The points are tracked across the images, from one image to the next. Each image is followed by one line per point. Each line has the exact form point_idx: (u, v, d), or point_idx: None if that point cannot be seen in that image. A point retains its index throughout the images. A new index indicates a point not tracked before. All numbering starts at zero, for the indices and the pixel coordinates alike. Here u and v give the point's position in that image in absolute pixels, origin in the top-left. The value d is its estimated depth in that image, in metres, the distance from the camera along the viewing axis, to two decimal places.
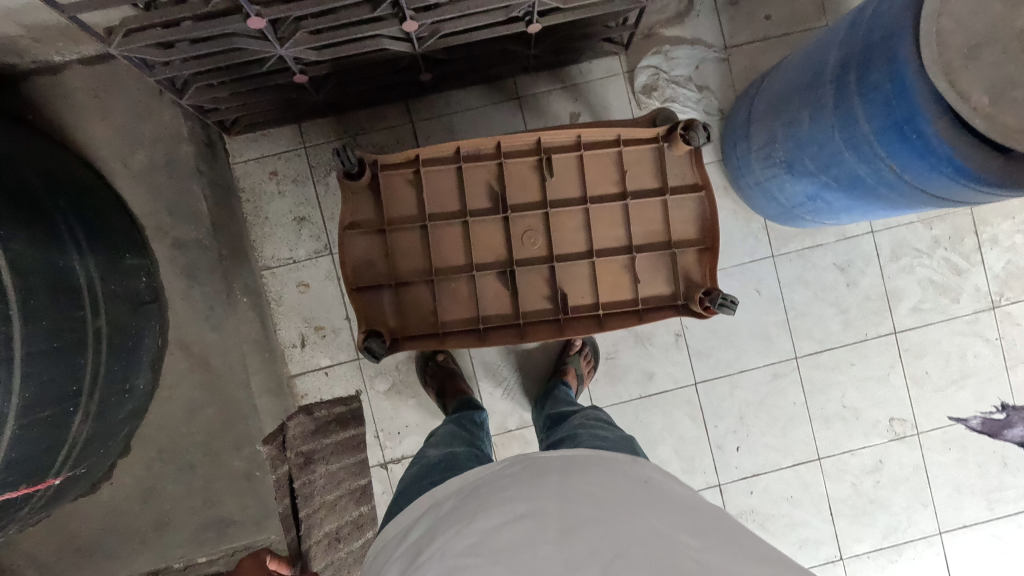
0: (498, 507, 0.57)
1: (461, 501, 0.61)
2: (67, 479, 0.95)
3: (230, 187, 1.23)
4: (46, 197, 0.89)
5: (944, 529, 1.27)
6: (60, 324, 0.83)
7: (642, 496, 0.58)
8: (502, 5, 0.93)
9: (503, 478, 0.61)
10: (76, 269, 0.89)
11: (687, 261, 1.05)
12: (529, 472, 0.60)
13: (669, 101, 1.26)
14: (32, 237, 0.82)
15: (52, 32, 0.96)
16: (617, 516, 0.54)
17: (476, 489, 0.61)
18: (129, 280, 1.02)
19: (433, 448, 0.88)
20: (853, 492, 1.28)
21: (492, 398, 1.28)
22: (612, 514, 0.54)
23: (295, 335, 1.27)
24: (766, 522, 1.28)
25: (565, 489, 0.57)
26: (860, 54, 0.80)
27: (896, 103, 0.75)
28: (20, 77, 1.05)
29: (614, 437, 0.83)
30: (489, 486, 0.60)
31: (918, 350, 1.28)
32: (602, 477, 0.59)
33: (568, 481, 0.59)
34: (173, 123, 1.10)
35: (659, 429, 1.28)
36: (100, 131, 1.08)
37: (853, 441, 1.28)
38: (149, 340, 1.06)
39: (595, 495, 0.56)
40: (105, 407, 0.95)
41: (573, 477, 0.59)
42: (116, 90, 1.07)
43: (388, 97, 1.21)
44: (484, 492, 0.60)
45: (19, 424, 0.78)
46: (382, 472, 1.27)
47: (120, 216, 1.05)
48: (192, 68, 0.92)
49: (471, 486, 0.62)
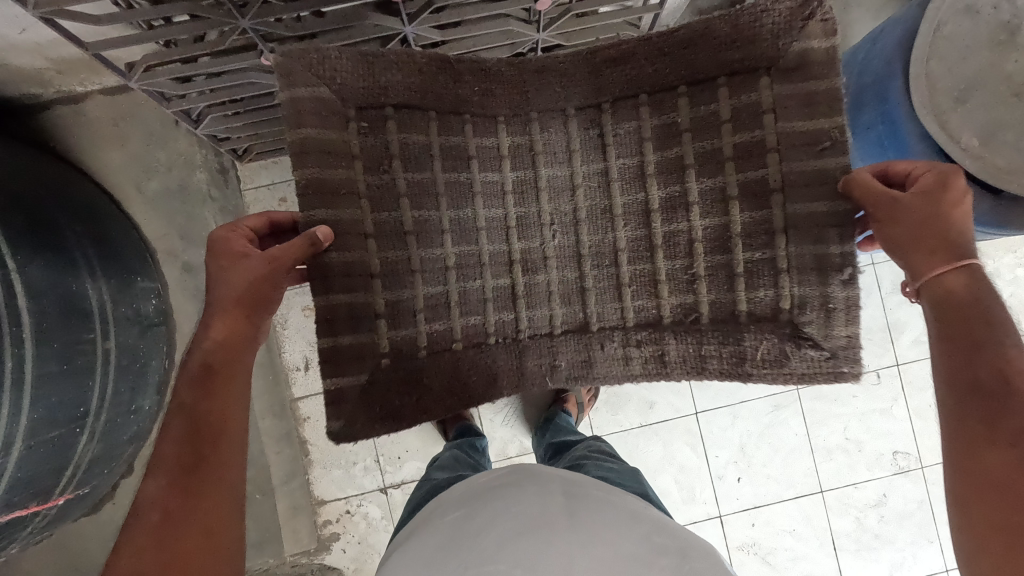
0: (503, 520, 0.57)
1: (461, 512, 0.61)
2: (69, 500, 0.97)
3: (240, 213, 1.25)
4: (64, 223, 0.92)
5: (950, 566, 1.25)
6: (71, 345, 0.85)
7: (647, 518, 0.59)
8: (507, 42, 0.97)
9: (508, 492, 0.61)
10: (88, 292, 0.91)
11: None
12: (534, 489, 0.61)
13: None
14: (49, 261, 0.85)
15: (76, 64, 1.01)
16: (624, 534, 0.56)
17: (481, 502, 0.61)
18: (139, 303, 1.04)
19: (438, 471, 0.89)
20: (857, 526, 1.26)
21: (493, 424, 1.28)
22: (618, 535, 0.56)
23: (298, 358, 1.28)
24: (768, 555, 1.26)
25: (569, 507, 0.58)
26: (852, 96, 0.82)
27: (888, 143, 0.77)
28: (43, 106, 1.09)
29: (620, 468, 0.84)
30: (494, 497, 0.61)
31: (921, 383, 1.27)
32: (607, 499, 0.61)
33: (575, 500, 0.59)
34: (188, 151, 1.14)
35: (659, 458, 1.28)
36: (118, 159, 1.12)
37: (856, 474, 1.27)
38: (157, 360, 1.08)
39: (603, 516, 0.58)
40: (111, 428, 0.97)
41: (580, 497, 0.60)
42: (135, 119, 1.12)
43: None
44: (490, 505, 0.60)
45: (27, 444, 0.79)
46: (382, 497, 1.27)
47: (133, 239, 1.09)
48: (208, 100, 0.95)
49: (471, 498, 0.62)
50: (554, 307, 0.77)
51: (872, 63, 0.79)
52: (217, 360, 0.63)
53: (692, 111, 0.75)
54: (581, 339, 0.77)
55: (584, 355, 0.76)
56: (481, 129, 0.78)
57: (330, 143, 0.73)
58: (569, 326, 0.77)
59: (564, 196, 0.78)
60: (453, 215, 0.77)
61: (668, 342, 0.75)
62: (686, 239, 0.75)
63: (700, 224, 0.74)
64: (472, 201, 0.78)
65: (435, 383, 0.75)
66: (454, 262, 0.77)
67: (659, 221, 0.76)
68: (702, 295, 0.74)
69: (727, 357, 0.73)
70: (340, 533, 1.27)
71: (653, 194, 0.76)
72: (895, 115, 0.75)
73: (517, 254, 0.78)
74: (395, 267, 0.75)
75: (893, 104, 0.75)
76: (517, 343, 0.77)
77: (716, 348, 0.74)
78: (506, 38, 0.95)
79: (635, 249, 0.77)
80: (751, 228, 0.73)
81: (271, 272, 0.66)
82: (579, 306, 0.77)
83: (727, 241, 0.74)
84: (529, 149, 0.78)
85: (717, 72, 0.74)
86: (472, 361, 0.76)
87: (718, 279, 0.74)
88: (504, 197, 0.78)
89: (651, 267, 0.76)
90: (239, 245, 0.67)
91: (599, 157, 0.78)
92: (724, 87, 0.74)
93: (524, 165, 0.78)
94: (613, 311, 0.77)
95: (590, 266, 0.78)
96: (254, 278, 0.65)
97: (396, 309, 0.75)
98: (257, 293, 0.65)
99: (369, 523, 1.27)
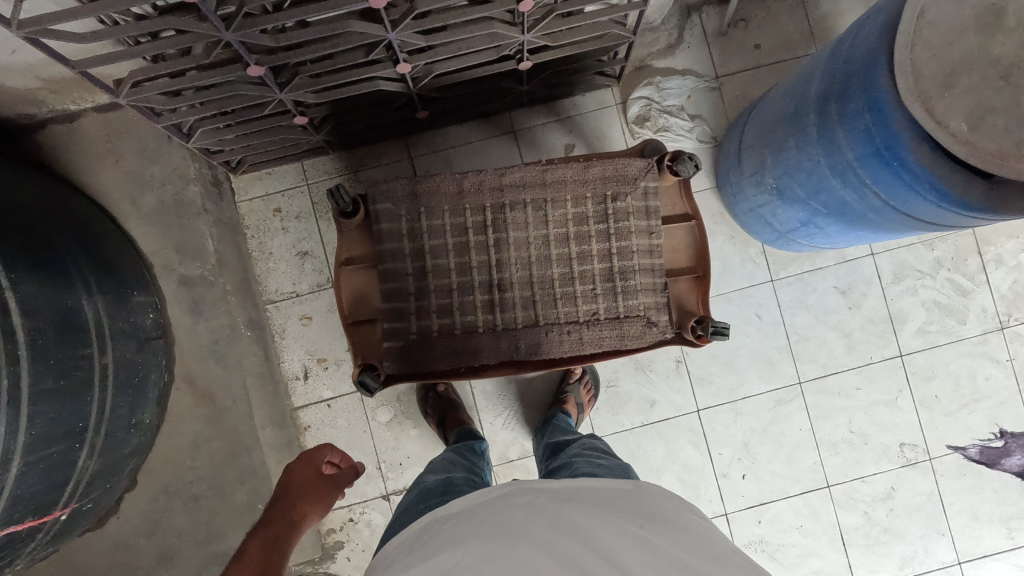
0: (507, 529, 0.56)
1: (460, 528, 0.59)
2: (72, 515, 0.97)
3: (235, 225, 1.25)
4: (58, 241, 0.93)
5: (964, 559, 1.24)
6: (68, 361, 0.86)
7: (636, 520, 0.59)
8: (492, 45, 0.97)
9: (509, 508, 0.60)
10: (84, 308, 0.92)
11: (680, 289, 0.99)
12: (534, 503, 0.60)
13: (662, 131, 1.28)
14: (43, 279, 0.85)
15: (67, 83, 1.02)
16: (610, 538, 0.56)
17: (481, 521, 0.59)
18: (136, 317, 1.05)
19: (433, 473, 0.89)
20: (865, 521, 1.25)
21: (493, 427, 1.28)
22: (621, 537, 0.56)
23: (297, 367, 1.28)
24: (776, 552, 1.25)
25: (555, 519, 0.57)
26: (839, 84, 0.81)
27: (875, 131, 0.76)
28: (38, 126, 1.11)
29: (612, 465, 0.83)
30: (495, 516, 0.59)
31: (926, 373, 1.26)
32: (596, 508, 0.60)
33: (561, 512, 0.59)
34: (181, 164, 1.14)
35: (662, 457, 1.27)
36: (113, 175, 1.13)
37: (863, 467, 1.25)
38: (156, 374, 1.09)
39: (592, 524, 0.57)
40: (111, 443, 0.97)
41: (568, 507, 0.59)
42: (129, 136, 1.13)
43: (387, 134, 1.24)
44: (491, 523, 0.58)
45: (24, 461, 0.79)
46: (384, 504, 1.27)
47: (129, 254, 1.10)
48: (198, 113, 0.96)
49: (461, 515, 0.62)
50: (517, 309, 0.93)
51: (858, 50, 0.78)
52: (257, 559, 0.77)
53: (600, 206, 0.95)
54: (534, 331, 0.92)
55: (535, 341, 0.92)
56: (455, 206, 0.94)
57: (354, 249, 0.98)
58: (526, 322, 0.93)
59: (522, 247, 0.94)
60: (444, 256, 0.94)
61: (605, 333, 0.93)
62: (592, 273, 0.94)
63: (599, 266, 0.94)
64: (459, 245, 0.94)
65: (440, 354, 0.91)
66: (454, 286, 0.93)
67: (601, 253, 0.95)
68: (600, 304, 0.94)
69: (610, 340, 0.93)
70: (344, 542, 1.27)
71: (573, 247, 0.94)
72: (880, 103, 0.74)
73: (495, 277, 0.93)
74: (401, 288, 0.93)
75: (880, 94, 0.74)
76: (501, 331, 0.92)
77: (638, 331, 0.93)
78: (491, 41, 0.95)
79: (563, 281, 0.94)
80: (654, 248, 0.96)
81: (323, 491, 0.88)
82: (535, 309, 0.93)
83: (652, 265, 0.95)
84: (504, 220, 0.94)
85: (638, 175, 0.95)
86: (464, 345, 0.92)
87: (608, 294, 0.94)
88: (485, 248, 0.94)
89: (572, 289, 0.94)
90: (307, 467, 0.90)
91: (544, 227, 0.94)
92: (643, 185, 0.95)
93: (498, 231, 0.94)
94: (569, 311, 0.93)
95: (538, 287, 0.94)
96: (312, 492, 0.87)
97: (409, 313, 0.93)
98: (308, 504, 0.86)
99: (372, 530, 1.27)
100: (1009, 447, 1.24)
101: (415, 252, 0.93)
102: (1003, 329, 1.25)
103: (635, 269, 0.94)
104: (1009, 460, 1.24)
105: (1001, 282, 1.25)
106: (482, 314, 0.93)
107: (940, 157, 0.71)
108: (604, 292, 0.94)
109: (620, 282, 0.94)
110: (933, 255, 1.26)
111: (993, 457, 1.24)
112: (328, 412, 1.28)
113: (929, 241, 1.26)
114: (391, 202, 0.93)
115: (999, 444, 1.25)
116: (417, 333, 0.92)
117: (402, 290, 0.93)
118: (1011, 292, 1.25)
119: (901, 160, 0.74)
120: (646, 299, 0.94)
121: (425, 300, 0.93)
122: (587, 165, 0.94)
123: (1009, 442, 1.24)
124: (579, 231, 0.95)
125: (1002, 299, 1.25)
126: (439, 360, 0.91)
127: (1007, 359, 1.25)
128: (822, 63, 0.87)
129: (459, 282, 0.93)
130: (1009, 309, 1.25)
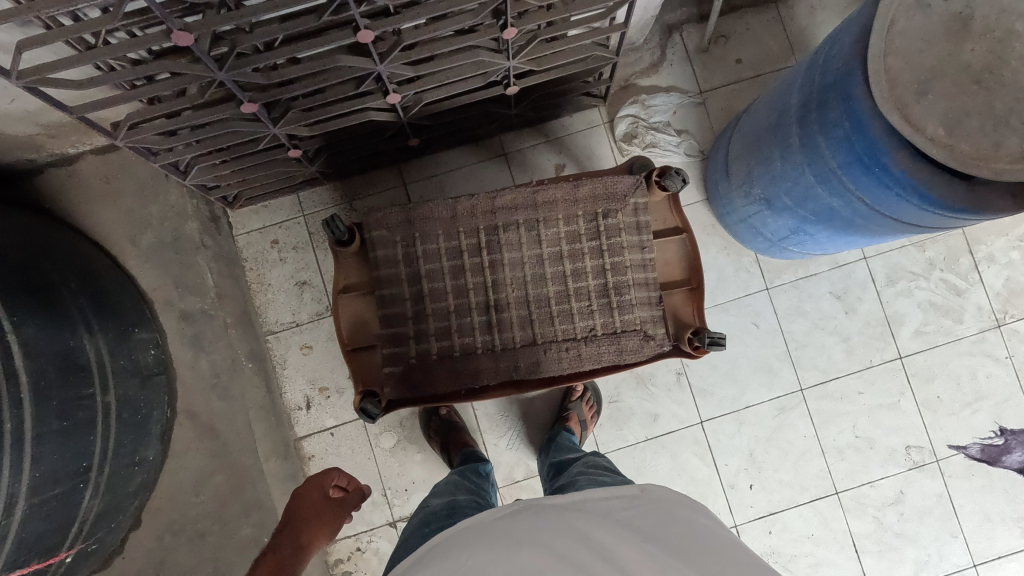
0: (513, 542, 0.56)
1: (467, 543, 0.59)
2: (77, 557, 0.96)
3: (232, 258, 1.27)
4: (59, 282, 0.94)
5: (978, 561, 1.22)
6: (70, 402, 0.86)
7: (641, 529, 0.58)
8: (479, 72, 0.99)
9: (517, 523, 0.59)
10: (86, 348, 0.93)
11: (676, 302, 1.00)
12: (543, 517, 0.60)
13: (650, 147, 1.30)
14: (44, 321, 0.86)
15: (66, 127, 1.04)
16: (612, 543, 0.56)
17: (489, 536, 0.58)
18: (138, 354, 1.05)
19: (435, 498, 0.89)
20: (876, 526, 1.24)
21: (497, 449, 1.28)
22: (629, 545, 0.55)
23: (299, 397, 1.28)
24: (789, 563, 1.24)
25: (558, 527, 0.58)
26: (818, 95, 0.83)
27: (855, 138, 0.78)
28: (38, 170, 1.13)
29: (615, 481, 0.83)
30: (501, 530, 0.59)
31: (927, 375, 1.26)
32: (601, 517, 0.60)
33: (566, 520, 0.59)
34: (179, 201, 1.16)
35: (668, 471, 1.26)
36: (112, 215, 1.15)
37: (870, 472, 1.25)
38: (159, 411, 1.09)
39: (597, 532, 0.57)
40: (116, 481, 0.97)
41: (573, 517, 0.60)
42: (128, 176, 1.15)
43: (380, 163, 1.26)
44: (498, 537, 0.57)
45: (29, 504, 0.79)
46: (391, 531, 1.26)
47: (130, 293, 1.11)
48: (195, 151, 0.98)
49: (469, 527, 0.62)
50: (515, 330, 0.94)
51: (833, 62, 0.80)
52: None
53: (591, 224, 0.97)
54: (532, 349, 0.93)
55: (534, 359, 0.93)
56: (449, 231, 0.96)
57: (352, 277, 0.99)
58: (524, 341, 0.94)
59: (517, 267, 0.95)
60: (442, 280, 0.95)
61: (602, 348, 0.93)
62: (587, 290, 0.95)
63: (593, 282, 0.95)
64: (453, 269, 0.95)
65: (441, 376, 0.92)
66: (452, 308, 0.94)
67: (596, 272, 0.96)
68: (597, 320, 0.94)
69: (608, 355, 0.93)
70: (353, 572, 1.26)
71: (567, 265, 0.96)
72: (858, 111, 0.76)
73: (491, 298, 0.94)
74: (399, 313, 0.94)
75: (857, 102, 0.76)
76: (500, 351, 0.93)
77: (635, 346, 0.94)
78: (478, 69, 0.98)
79: (559, 298, 0.95)
80: (647, 262, 0.97)
81: (331, 514, 0.88)
82: (532, 328, 0.94)
83: (647, 279, 0.96)
84: (497, 242, 0.96)
85: (631, 191, 0.97)
86: (465, 366, 0.93)
87: (604, 310, 0.95)
88: (480, 270, 0.95)
89: (568, 307, 0.95)
90: (314, 490, 0.90)
91: (538, 247, 0.96)
92: (634, 202, 0.97)
93: (492, 252, 0.95)
94: (568, 329, 0.94)
95: (534, 306, 0.94)
96: (320, 518, 0.87)
97: (408, 337, 0.94)
98: (315, 529, 0.86)
99: (380, 558, 1.26)
100: (1010, 444, 1.24)
101: (412, 277, 0.95)
102: (1000, 326, 1.26)
103: (629, 284, 0.95)
104: (1011, 458, 1.24)
105: (994, 279, 1.26)
106: (481, 334, 0.94)
107: (919, 161, 0.73)
108: (600, 307, 0.95)
109: (615, 297, 0.95)
110: (925, 256, 1.27)
111: (994, 456, 1.24)
112: (332, 440, 1.28)
113: (920, 242, 1.27)
114: (386, 229, 0.95)
115: (1000, 442, 1.24)
116: (415, 357, 0.93)
117: (400, 315, 0.94)
118: (1005, 289, 1.26)
119: (882, 165, 0.76)
120: (642, 314, 0.95)
121: (424, 325, 0.94)
122: (577, 184, 0.96)
123: (1010, 440, 1.24)
124: (573, 250, 0.96)
125: (997, 297, 1.26)
126: (440, 382, 0.92)
127: (1006, 356, 1.25)
128: (800, 75, 0.89)
129: (457, 304, 0.94)
130: (1004, 306, 1.26)
